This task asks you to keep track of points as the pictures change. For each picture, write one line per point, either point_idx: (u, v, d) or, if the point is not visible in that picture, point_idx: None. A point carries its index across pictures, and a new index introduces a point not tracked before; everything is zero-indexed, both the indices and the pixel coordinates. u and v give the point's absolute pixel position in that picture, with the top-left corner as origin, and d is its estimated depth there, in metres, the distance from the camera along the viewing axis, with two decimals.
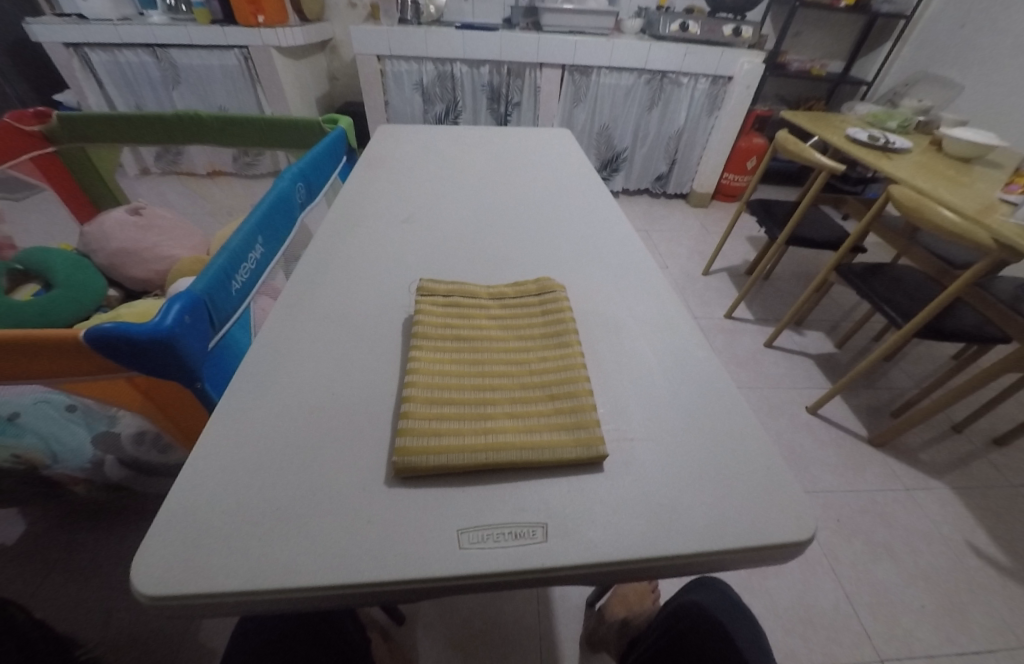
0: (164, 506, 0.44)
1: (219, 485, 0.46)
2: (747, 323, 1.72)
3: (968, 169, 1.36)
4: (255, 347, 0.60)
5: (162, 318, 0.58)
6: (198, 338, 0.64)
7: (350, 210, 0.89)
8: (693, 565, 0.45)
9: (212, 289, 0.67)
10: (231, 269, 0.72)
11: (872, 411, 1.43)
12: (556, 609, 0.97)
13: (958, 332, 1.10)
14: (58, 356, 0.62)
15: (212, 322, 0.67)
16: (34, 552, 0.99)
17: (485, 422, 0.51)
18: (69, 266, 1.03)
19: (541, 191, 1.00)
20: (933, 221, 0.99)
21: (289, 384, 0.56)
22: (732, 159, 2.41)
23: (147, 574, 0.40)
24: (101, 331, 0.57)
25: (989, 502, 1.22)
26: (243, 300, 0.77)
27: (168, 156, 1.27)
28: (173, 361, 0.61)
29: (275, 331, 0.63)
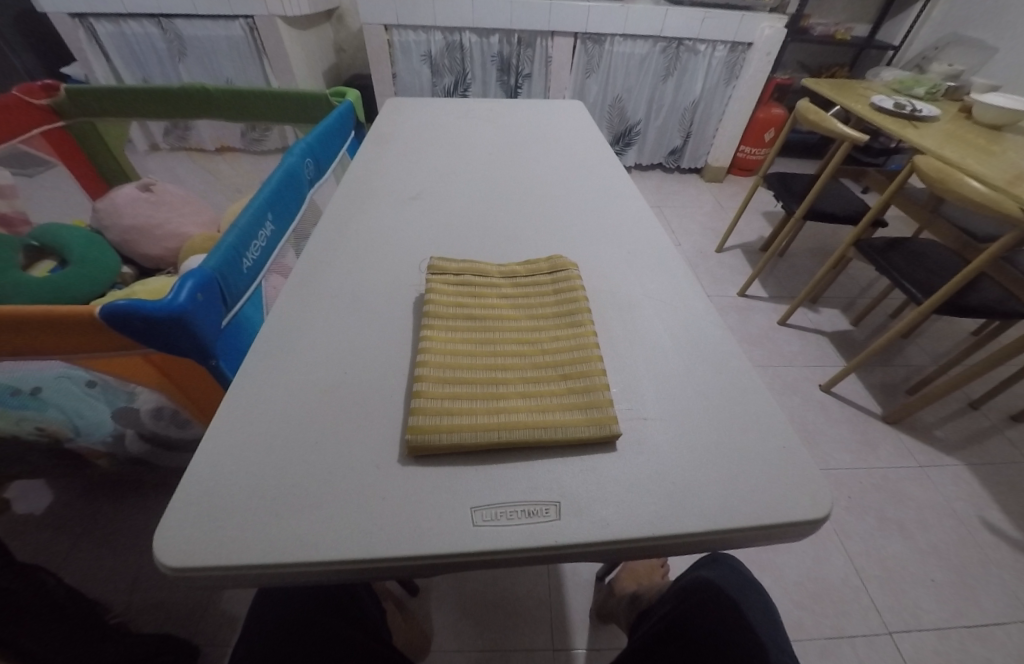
0: (186, 483, 0.46)
1: (237, 461, 0.48)
2: (760, 301, 1.69)
3: (999, 137, 1.30)
4: (270, 324, 0.61)
5: (175, 295, 0.59)
6: (211, 316, 0.65)
7: (360, 186, 0.88)
8: (703, 544, 0.46)
9: (224, 267, 0.67)
10: (242, 246, 0.72)
11: (887, 389, 1.41)
12: (565, 582, 1.00)
13: (980, 307, 1.07)
14: (80, 331, 0.64)
15: (224, 299, 0.68)
16: (62, 522, 1.03)
17: (497, 401, 0.51)
18: (84, 243, 1.05)
19: (552, 165, 0.98)
20: (959, 192, 0.95)
21: (303, 362, 0.57)
22: (749, 130, 2.33)
23: (174, 548, 0.42)
24: (116, 307, 0.59)
25: (1004, 477, 1.22)
26: (255, 279, 0.78)
27: (177, 130, 1.27)
28: (186, 338, 0.62)
29: (287, 308, 0.63)
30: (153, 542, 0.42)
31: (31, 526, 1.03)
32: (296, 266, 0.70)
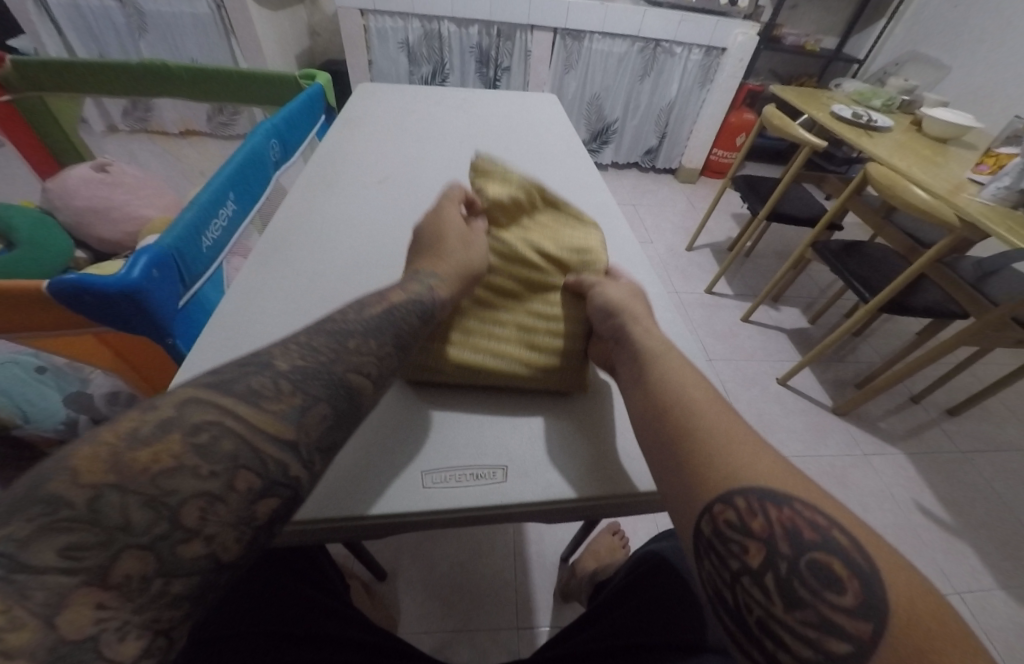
0: None
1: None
2: (726, 299, 1.75)
3: (944, 149, 1.39)
4: (229, 303, 0.60)
5: (128, 271, 0.57)
6: (168, 294, 0.64)
7: (328, 168, 0.88)
8: (637, 504, 0.51)
9: (182, 244, 0.66)
10: (201, 225, 0.70)
11: (838, 383, 1.49)
12: (532, 562, 1.02)
13: (921, 307, 1.14)
14: (24, 308, 0.62)
15: (182, 278, 0.67)
16: None
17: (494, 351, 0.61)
18: (32, 224, 1.00)
19: (524, 155, 0.99)
20: (903, 199, 1.01)
21: (262, 339, 0.57)
22: (721, 134, 2.40)
23: None
24: (66, 282, 0.57)
25: (938, 465, 1.31)
26: (215, 259, 0.76)
27: (138, 111, 1.22)
28: (141, 315, 0.61)
29: (246, 287, 0.63)
30: None
31: None
32: (259, 243, 0.70)
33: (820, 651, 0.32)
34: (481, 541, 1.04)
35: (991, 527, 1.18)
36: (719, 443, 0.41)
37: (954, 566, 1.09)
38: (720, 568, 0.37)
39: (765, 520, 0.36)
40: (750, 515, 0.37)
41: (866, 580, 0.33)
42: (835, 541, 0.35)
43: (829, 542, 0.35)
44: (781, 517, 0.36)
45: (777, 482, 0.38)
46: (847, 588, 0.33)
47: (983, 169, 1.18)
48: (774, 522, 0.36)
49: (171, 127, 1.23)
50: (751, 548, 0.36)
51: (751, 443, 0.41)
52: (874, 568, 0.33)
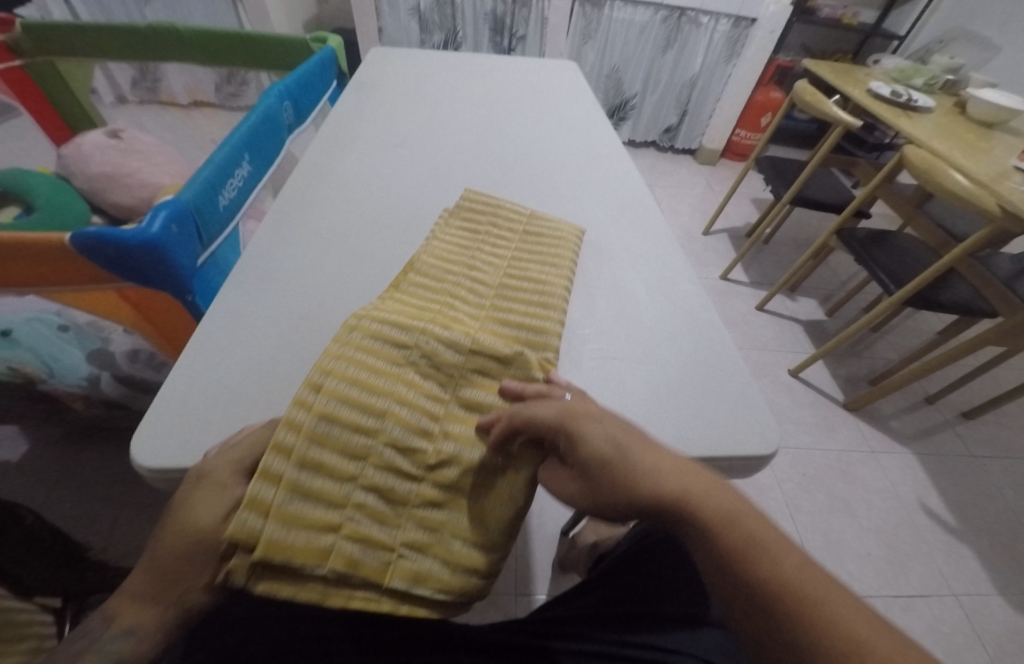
0: (158, 397, 0.43)
1: (213, 379, 0.45)
2: (741, 287, 1.70)
3: (987, 134, 1.30)
4: (247, 258, 0.58)
5: (148, 225, 0.56)
6: (187, 251, 0.62)
7: (341, 130, 0.84)
8: None
9: (201, 201, 0.63)
10: (219, 184, 0.67)
11: (851, 379, 1.45)
12: (531, 539, 1.02)
13: (948, 302, 1.09)
14: (41, 263, 0.60)
15: (200, 237, 0.65)
16: (28, 468, 0.99)
17: (473, 246, 0.61)
18: (51, 189, 0.99)
19: (540, 122, 0.94)
20: (944, 186, 0.95)
21: (278, 293, 0.54)
22: (745, 113, 2.30)
23: (146, 449, 0.40)
24: (88, 235, 0.55)
25: (948, 467, 1.28)
26: (231, 220, 0.74)
27: (145, 81, 1.19)
28: (161, 272, 0.60)
29: (262, 242, 0.60)
30: (129, 444, 0.40)
31: None
32: (275, 203, 0.67)
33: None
34: None
35: (998, 532, 1.16)
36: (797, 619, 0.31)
37: (955, 568, 1.08)
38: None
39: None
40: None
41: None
42: None
43: None
44: None
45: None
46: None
47: None
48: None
49: (181, 96, 1.18)
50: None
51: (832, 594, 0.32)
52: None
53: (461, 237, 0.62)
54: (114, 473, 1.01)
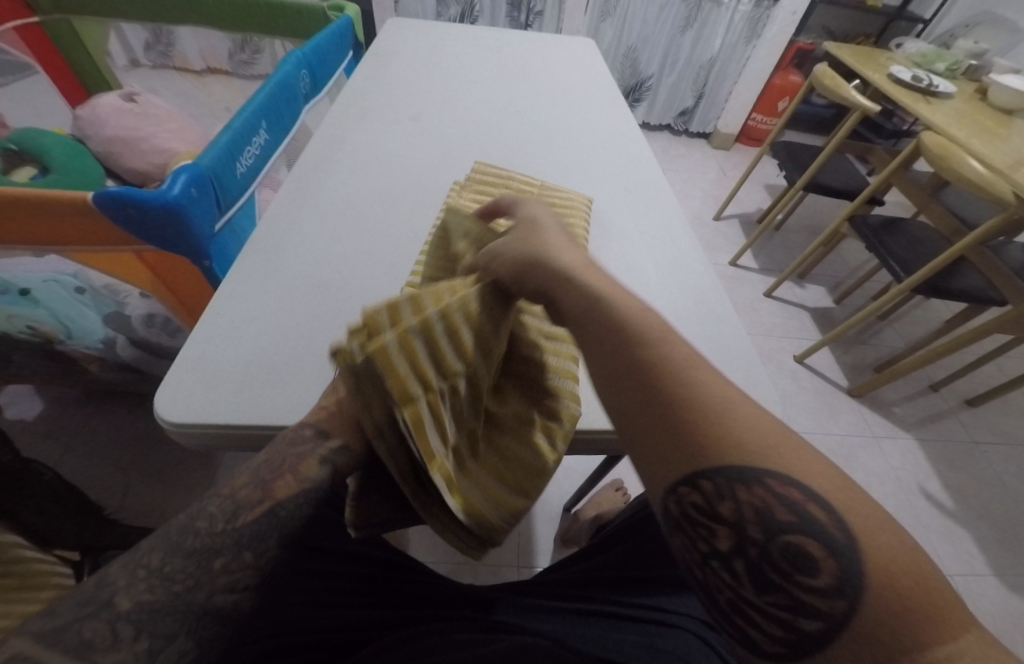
0: (180, 355, 0.45)
1: (235, 341, 0.47)
2: (750, 272, 1.70)
3: (1008, 121, 1.28)
4: (265, 226, 0.59)
5: (167, 187, 0.57)
6: (204, 214, 0.63)
7: (356, 101, 0.84)
8: None
9: (219, 165, 0.64)
10: (236, 150, 0.68)
11: (856, 365, 1.46)
12: (536, 510, 1.06)
13: (957, 291, 1.10)
14: (67, 220, 0.62)
15: (218, 202, 0.66)
16: (53, 427, 1.04)
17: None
18: (66, 151, 1.00)
19: (557, 99, 0.94)
20: (958, 172, 0.95)
21: (295, 262, 0.55)
22: (763, 97, 2.27)
23: (170, 404, 0.42)
24: (109, 193, 0.57)
25: (949, 453, 1.30)
26: (247, 187, 0.75)
27: (159, 45, 1.18)
28: (179, 233, 0.61)
29: (278, 212, 0.61)
30: (155, 397, 0.42)
31: (19, 429, 1.02)
32: (291, 173, 0.68)
33: (791, 631, 0.26)
34: None
35: (993, 516, 1.18)
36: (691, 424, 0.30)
37: (948, 548, 1.10)
38: (690, 546, 0.29)
39: (734, 505, 0.27)
40: (718, 499, 0.28)
41: (846, 558, 0.25)
42: (810, 514, 0.26)
43: (804, 519, 0.26)
44: (752, 499, 0.27)
45: (766, 445, 0.28)
46: (823, 568, 0.25)
47: None
48: (744, 505, 0.27)
49: (197, 62, 1.19)
50: (720, 531, 0.28)
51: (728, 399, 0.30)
52: (852, 536, 0.25)
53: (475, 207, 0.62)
54: (134, 435, 1.05)
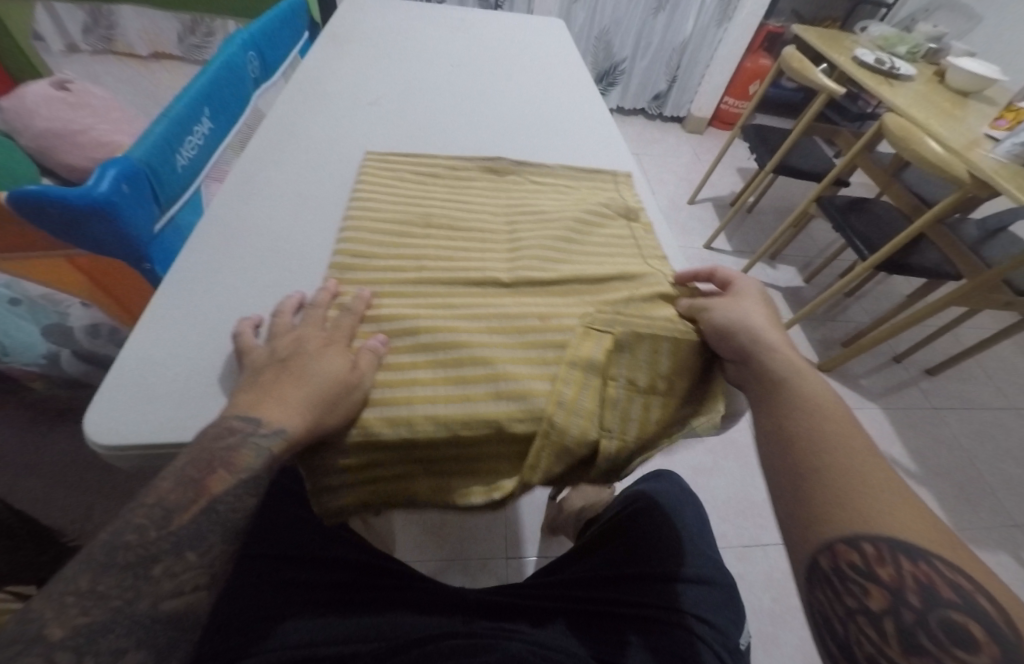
0: (116, 360, 0.44)
1: (173, 344, 0.46)
2: (723, 255, 1.74)
3: (964, 102, 1.34)
4: (207, 223, 0.57)
5: (96, 184, 0.55)
6: (141, 210, 0.61)
7: (310, 86, 0.81)
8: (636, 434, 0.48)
9: (155, 160, 0.62)
10: (175, 142, 0.66)
11: (825, 342, 1.52)
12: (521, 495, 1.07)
13: (916, 267, 1.15)
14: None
15: (155, 197, 0.64)
16: None
17: (403, 201, 0.62)
18: None
19: (531, 82, 0.94)
20: (918, 153, 0.99)
21: (240, 260, 0.54)
22: (734, 80, 2.30)
23: (101, 415, 0.41)
24: (30, 193, 0.55)
25: (911, 421, 1.37)
26: (190, 181, 0.73)
27: (98, 28, 1.11)
28: (111, 231, 0.59)
29: (222, 207, 0.60)
30: (87, 406, 0.41)
31: None
32: (236, 164, 0.66)
33: None
34: None
35: (951, 477, 1.26)
36: (847, 486, 0.37)
37: None
38: (830, 603, 0.34)
39: (895, 568, 0.32)
40: (878, 563, 0.33)
41: (1012, 649, 0.27)
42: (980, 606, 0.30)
43: (972, 606, 0.30)
44: (915, 572, 0.32)
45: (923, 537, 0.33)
46: (985, 651, 0.28)
47: (1001, 124, 1.15)
48: (907, 574, 0.32)
49: (140, 48, 1.14)
50: (872, 589, 0.32)
51: (889, 495, 0.36)
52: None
53: (388, 192, 0.63)
54: None
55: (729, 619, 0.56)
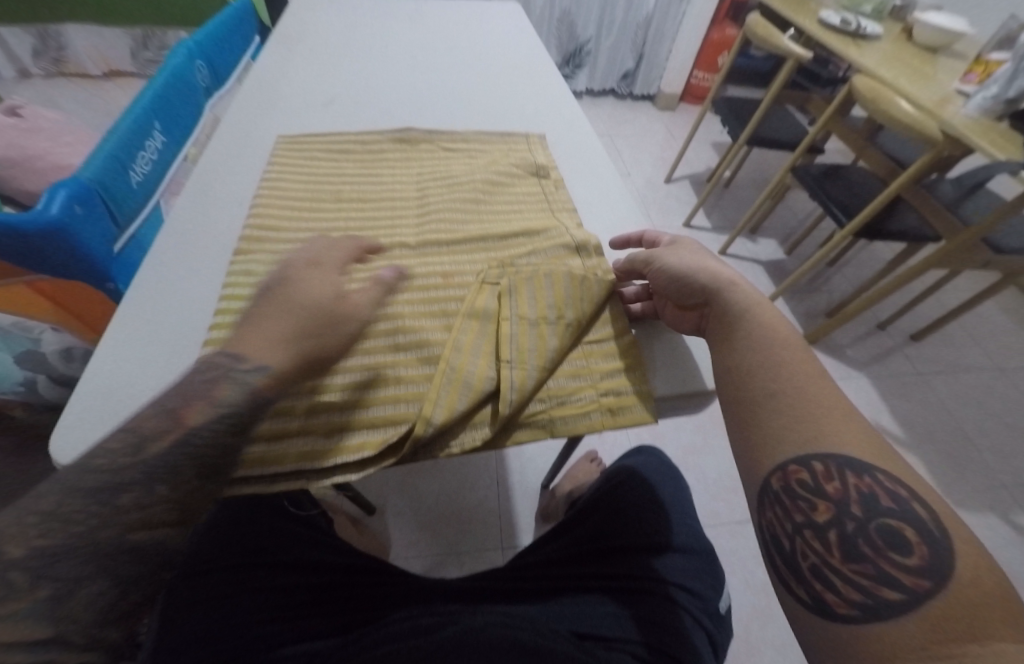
0: (74, 392, 0.41)
1: (136, 371, 0.43)
2: (703, 232, 1.72)
3: (932, 59, 1.32)
4: (164, 237, 0.54)
5: (45, 206, 0.51)
6: (96, 232, 0.58)
7: (264, 90, 0.77)
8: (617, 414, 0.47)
9: (107, 177, 0.59)
10: (127, 156, 0.62)
11: (810, 313, 1.51)
12: (513, 493, 1.06)
13: (896, 230, 1.14)
14: None
15: (112, 216, 0.61)
16: None
17: (314, 178, 0.62)
18: None
19: (486, 68, 0.90)
20: (889, 114, 0.96)
21: (196, 274, 0.51)
22: (703, 53, 2.26)
23: (63, 451, 0.38)
24: None
25: (898, 386, 1.37)
26: (148, 197, 0.69)
27: (48, 50, 1.07)
28: (67, 256, 0.56)
29: (178, 219, 0.56)
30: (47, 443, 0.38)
31: None
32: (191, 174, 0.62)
33: (869, 597, 0.32)
34: (463, 475, 1.06)
35: (940, 440, 1.27)
36: (803, 416, 0.40)
37: None
38: (780, 519, 0.38)
39: (840, 483, 0.36)
40: (826, 479, 0.37)
41: (936, 548, 0.32)
42: (913, 511, 0.34)
43: (906, 511, 0.34)
44: (859, 484, 0.36)
45: (867, 456, 0.37)
46: (915, 550, 0.32)
47: (971, 78, 1.13)
48: (851, 486, 0.36)
49: (92, 68, 1.10)
50: (820, 505, 0.36)
51: (838, 415, 0.39)
52: (948, 535, 0.33)
53: (298, 170, 0.62)
54: None
55: (708, 583, 0.57)
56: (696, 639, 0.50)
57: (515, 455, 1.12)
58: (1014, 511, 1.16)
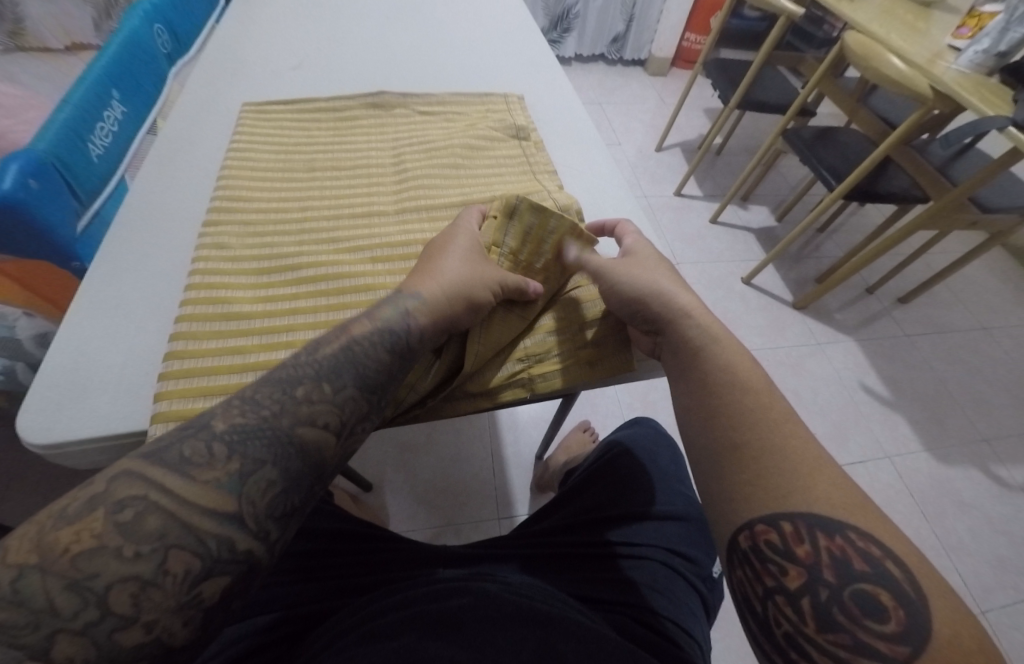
0: (41, 370, 0.41)
1: (106, 347, 0.43)
2: (695, 201, 1.71)
3: (926, 13, 1.29)
4: (128, 213, 0.53)
5: None
6: (57, 209, 0.56)
7: (227, 56, 0.74)
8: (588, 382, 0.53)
9: (60, 152, 0.57)
10: (82, 129, 0.60)
11: (800, 280, 1.52)
12: (509, 463, 1.08)
13: (884, 193, 1.14)
14: None
15: (72, 193, 0.59)
16: None
17: (284, 149, 0.60)
18: None
19: (469, 30, 0.87)
20: (880, 72, 0.95)
21: (164, 248, 0.51)
22: (694, 14, 2.19)
23: (34, 428, 0.38)
24: None
25: (886, 349, 1.40)
26: (113, 172, 0.67)
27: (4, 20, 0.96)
28: (30, 234, 0.55)
29: (142, 194, 0.55)
30: (15, 420, 0.39)
31: None
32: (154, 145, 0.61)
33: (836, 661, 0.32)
34: (458, 448, 1.08)
35: (924, 400, 1.30)
36: (769, 464, 0.39)
37: (888, 434, 1.21)
38: (751, 580, 0.37)
39: (811, 546, 0.35)
40: (795, 541, 0.35)
41: (910, 612, 0.31)
42: (889, 573, 0.33)
43: (880, 573, 0.33)
44: (831, 546, 0.35)
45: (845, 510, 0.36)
46: (890, 615, 0.31)
47: (964, 32, 1.11)
48: (823, 549, 0.35)
49: (53, 41, 1.00)
50: (791, 569, 0.35)
51: (811, 468, 0.38)
52: (923, 598, 0.32)
53: (267, 139, 0.61)
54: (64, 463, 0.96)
55: (705, 551, 0.59)
56: (685, 595, 0.53)
57: (509, 426, 1.13)
58: (992, 464, 1.20)
